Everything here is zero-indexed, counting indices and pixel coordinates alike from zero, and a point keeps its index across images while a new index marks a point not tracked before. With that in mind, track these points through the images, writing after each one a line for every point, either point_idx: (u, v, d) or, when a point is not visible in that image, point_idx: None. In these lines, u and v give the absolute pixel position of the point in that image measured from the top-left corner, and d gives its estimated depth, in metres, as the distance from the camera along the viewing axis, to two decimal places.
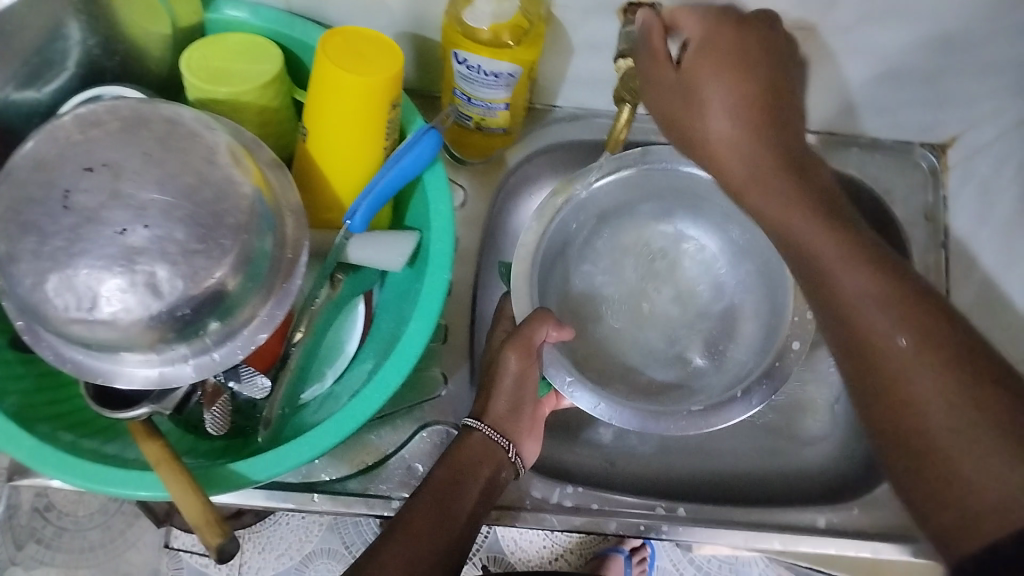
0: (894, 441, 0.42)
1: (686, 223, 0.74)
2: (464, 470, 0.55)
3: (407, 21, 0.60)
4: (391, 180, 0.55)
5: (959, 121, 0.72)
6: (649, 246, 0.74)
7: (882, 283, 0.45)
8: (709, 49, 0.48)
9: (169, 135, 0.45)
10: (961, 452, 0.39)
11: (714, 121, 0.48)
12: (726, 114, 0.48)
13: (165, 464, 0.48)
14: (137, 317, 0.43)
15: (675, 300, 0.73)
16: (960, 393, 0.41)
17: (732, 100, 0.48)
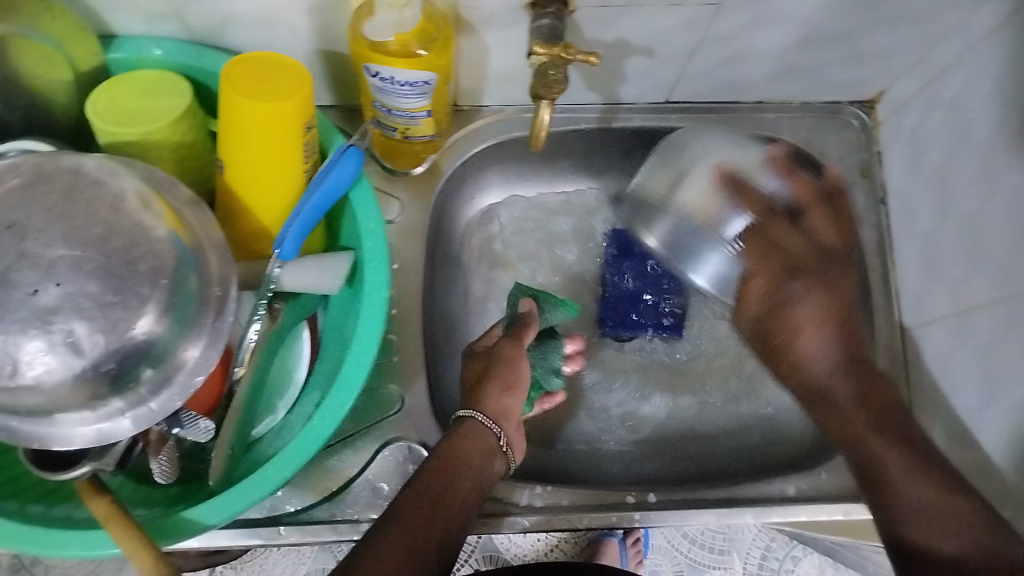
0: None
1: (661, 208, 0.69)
2: (459, 458, 0.54)
3: (316, 39, 0.59)
4: (317, 203, 0.54)
5: (883, 76, 0.72)
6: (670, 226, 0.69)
7: (906, 453, 0.51)
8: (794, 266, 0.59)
9: (72, 187, 0.44)
10: (936, 547, 0.47)
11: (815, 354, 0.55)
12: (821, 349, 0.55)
13: (114, 520, 0.47)
14: (61, 377, 0.42)
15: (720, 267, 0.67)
16: (963, 523, 0.47)
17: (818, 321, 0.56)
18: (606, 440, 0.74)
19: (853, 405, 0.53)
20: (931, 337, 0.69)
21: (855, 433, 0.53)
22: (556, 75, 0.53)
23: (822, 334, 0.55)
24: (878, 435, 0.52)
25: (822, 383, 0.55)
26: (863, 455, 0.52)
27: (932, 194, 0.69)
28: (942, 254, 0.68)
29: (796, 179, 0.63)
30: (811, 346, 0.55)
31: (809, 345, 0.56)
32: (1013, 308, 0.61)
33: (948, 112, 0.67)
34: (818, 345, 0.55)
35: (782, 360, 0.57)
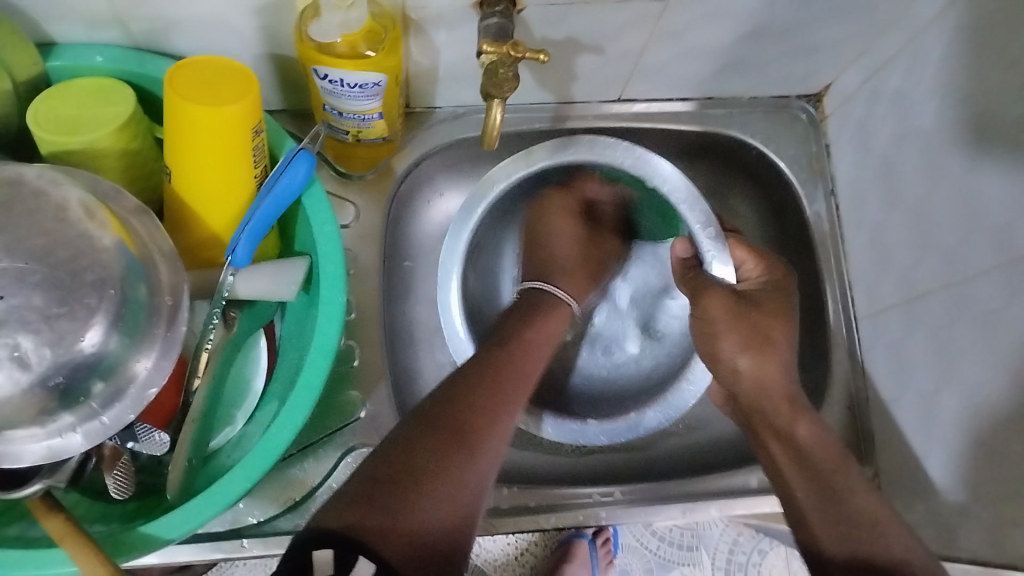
0: (824, 509, 0.54)
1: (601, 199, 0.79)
2: (479, 406, 0.51)
3: (261, 42, 0.58)
4: (269, 207, 0.53)
5: (828, 69, 0.73)
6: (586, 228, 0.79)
7: (855, 482, 0.55)
8: (776, 291, 0.66)
9: (13, 198, 0.43)
10: (876, 535, 0.52)
11: (742, 359, 0.62)
12: (749, 359, 0.61)
13: (69, 538, 0.46)
14: (8, 393, 0.41)
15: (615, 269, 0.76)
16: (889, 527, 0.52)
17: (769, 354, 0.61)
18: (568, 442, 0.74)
19: (784, 411, 0.59)
20: (884, 324, 0.70)
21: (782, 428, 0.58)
22: (506, 74, 0.53)
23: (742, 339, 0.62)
24: (804, 426, 0.58)
25: (751, 386, 0.61)
26: (808, 468, 0.56)
27: (880, 183, 0.71)
28: (893, 242, 0.69)
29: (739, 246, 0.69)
30: (735, 360, 0.62)
31: (743, 360, 0.61)
32: (962, 291, 0.62)
33: (893, 103, 0.68)
34: (754, 364, 0.61)
35: (721, 361, 0.63)
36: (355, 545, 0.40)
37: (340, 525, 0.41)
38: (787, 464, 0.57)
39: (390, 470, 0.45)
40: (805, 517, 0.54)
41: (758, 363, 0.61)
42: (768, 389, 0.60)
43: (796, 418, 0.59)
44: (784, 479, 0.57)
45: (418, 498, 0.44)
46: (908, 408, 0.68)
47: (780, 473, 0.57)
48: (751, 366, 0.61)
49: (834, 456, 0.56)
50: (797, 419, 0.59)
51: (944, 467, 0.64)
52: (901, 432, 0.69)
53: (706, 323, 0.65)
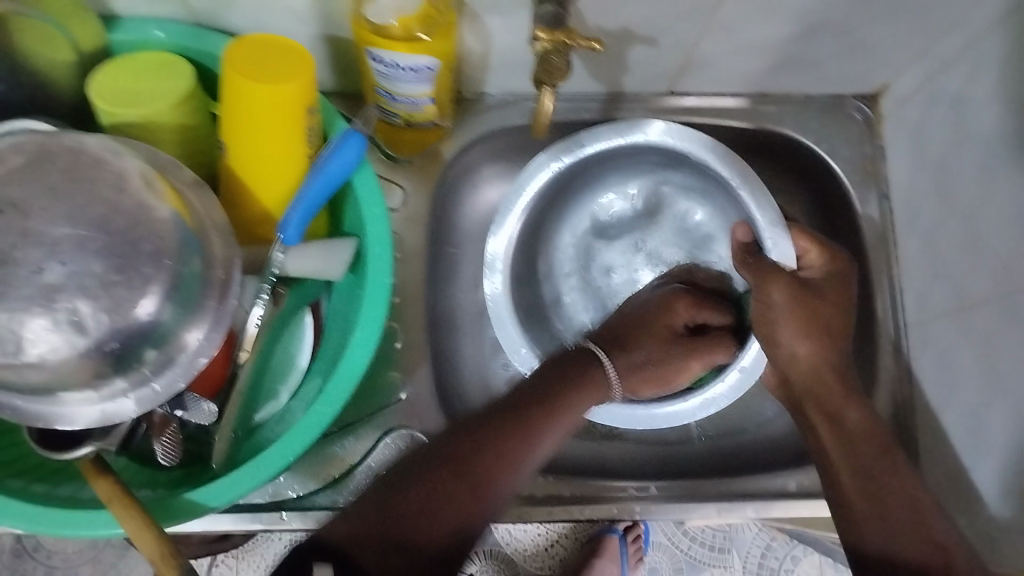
0: (876, 504, 0.58)
1: (636, 179, 0.75)
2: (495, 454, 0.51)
3: (317, 22, 0.59)
4: (320, 186, 0.54)
5: (886, 69, 0.72)
6: (619, 208, 0.76)
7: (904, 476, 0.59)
8: (836, 278, 0.65)
9: (76, 166, 0.44)
10: (906, 528, 0.57)
11: (802, 349, 0.63)
12: (806, 345, 0.63)
13: (117, 501, 0.47)
14: (65, 355, 0.42)
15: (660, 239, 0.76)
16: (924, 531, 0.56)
17: (814, 346, 0.63)
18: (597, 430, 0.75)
19: (838, 396, 0.62)
20: (933, 329, 0.69)
21: (836, 411, 0.61)
22: (558, 62, 0.54)
23: (799, 333, 0.63)
24: (856, 407, 0.61)
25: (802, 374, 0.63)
26: (859, 464, 0.59)
27: (935, 186, 0.69)
28: (946, 246, 0.68)
29: (799, 233, 0.66)
30: (794, 347, 0.63)
31: (800, 349, 0.63)
32: (1013, 300, 0.61)
33: (951, 105, 0.67)
34: (811, 354, 0.63)
35: (776, 347, 0.64)
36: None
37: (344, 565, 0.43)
38: (837, 461, 0.60)
39: (408, 506, 0.47)
40: (849, 512, 0.58)
41: (812, 350, 0.63)
42: (822, 373, 0.63)
43: (847, 404, 0.62)
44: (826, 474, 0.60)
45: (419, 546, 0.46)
46: (954, 417, 0.67)
47: (830, 468, 0.60)
48: (803, 354, 0.63)
49: (884, 450, 0.60)
50: (850, 406, 0.61)
51: (990, 478, 0.63)
52: (944, 439, 0.68)
53: (767, 309, 0.64)
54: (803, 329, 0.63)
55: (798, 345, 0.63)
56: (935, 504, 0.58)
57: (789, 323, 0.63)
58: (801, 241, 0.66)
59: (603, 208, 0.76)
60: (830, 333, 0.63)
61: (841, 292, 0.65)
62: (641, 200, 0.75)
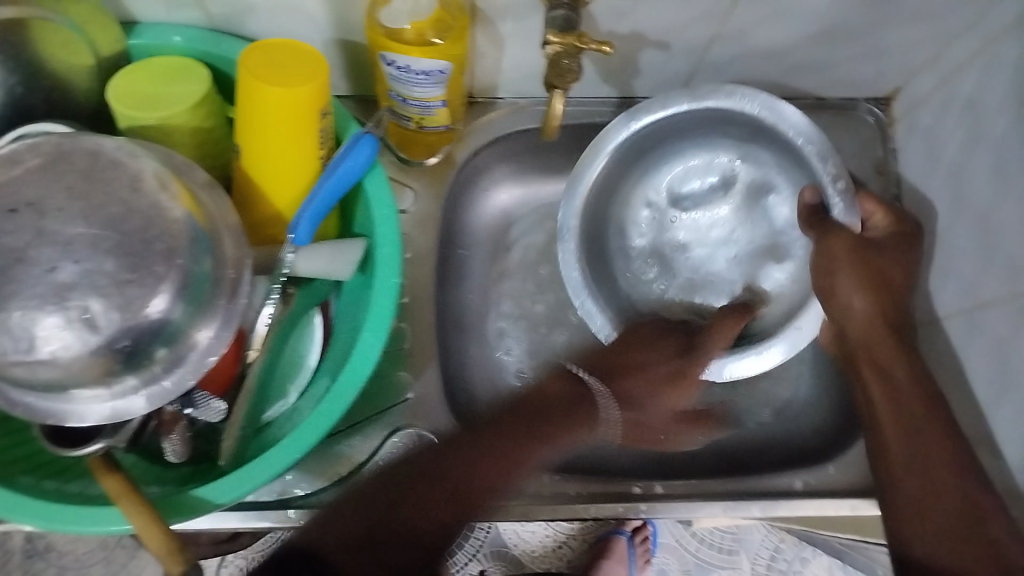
0: (915, 468, 0.60)
1: (723, 152, 0.71)
2: (476, 466, 0.52)
3: (332, 28, 0.59)
4: (332, 188, 0.54)
5: (899, 73, 0.72)
6: (701, 182, 0.72)
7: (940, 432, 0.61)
8: (899, 238, 0.66)
9: (91, 166, 0.45)
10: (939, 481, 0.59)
11: (856, 301, 0.64)
12: (862, 297, 0.64)
13: (125, 497, 0.48)
14: (77, 353, 0.43)
15: (732, 222, 0.72)
16: (961, 488, 0.59)
17: (867, 303, 0.64)
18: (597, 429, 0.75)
19: (890, 354, 0.64)
20: (945, 335, 0.69)
21: (884, 367, 0.64)
22: (569, 65, 0.54)
23: (856, 287, 0.64)
24: (902, 363, 0.64)
25: (855, 330, 0.65)
26: (903, 414, 0.62)
27: (947, 193, 0.69)
28: (957, 252, 0.68)
29: (869, 199, 0.67)
30: (852, 300, 0.64)
31: (857, 302, 0.64)
32: (1022, 307, 0.60)
33: (964, 110, 0.67)
34: (866, 305, 0.64)
35: (834, 300, 0.64)
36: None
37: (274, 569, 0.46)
38: (888, 421, 0.62)
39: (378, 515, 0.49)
40: (894, 481, 0.61)
41: (866, 304, 0.64)
42: (873, 331, 0.64)
43: (898, 364, 0.64)
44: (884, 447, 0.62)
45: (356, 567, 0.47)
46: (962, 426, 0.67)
47: (877, 427, 0.63)
48: (857, 313, 0.64)
49: (925, 399, 0.63)
50: (899, 364, 0.64)
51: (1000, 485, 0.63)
52: None
53: (826, 260, 0.64)
54: (857, 279, 0.64)
55: (853, 300, 0.64)
56: (979, 473, 0.60)
57: (849, 274, 0.64)
58: (868, 204, 0.67)
59: (683, 180, 0.72)
60: (881, 289, 0.64)
61: (901, 248, 0.66)
62: (718, 175, 0.71)
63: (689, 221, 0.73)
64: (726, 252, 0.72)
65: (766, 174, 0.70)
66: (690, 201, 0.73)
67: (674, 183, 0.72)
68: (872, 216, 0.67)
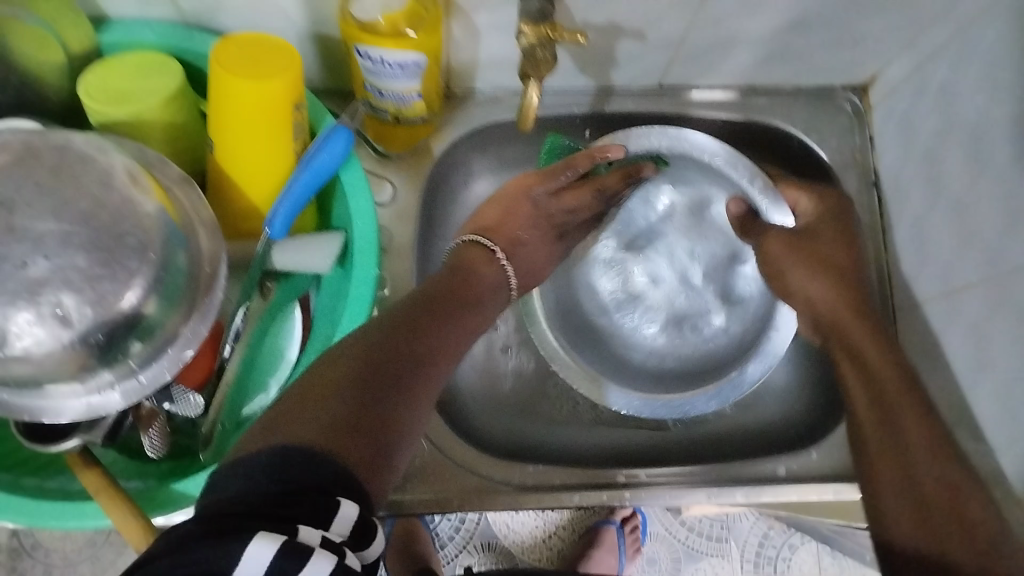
0: (890, 447, 0.55)
1: (657, 187, 0.75)
2: (417, 336, 0.49)
3: (306, 23, 0.59)
4: (307, 181, 0.54)
5: (875, 61, 0.72)
6: (645, 221, 0.76)
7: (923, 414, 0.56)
8: (835, 223, 0.68)
9: (61, 162, 0.45)
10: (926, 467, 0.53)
11: (812, 284, 0.65)
12: (815, 281, 0.65)
13: (103, 492, 0.48)
14: (50, 349, 0.43)
15: (688, 252, 0.76)
16: (952, 478, 0.53)
17: (822, 286, 0.65)
18: (584, 415, 0.76)
19: (859, 333, 0.62)
20: (923, 320, 0.69)
21: (855, 346, 0.61)
22: (543, 55, 0.54)
23: (810, 273, 0.65)
24: (877, 349, 0.61)
25: (821, 314, 0.64)
26: (879, 399, 0.58)
27: (922, 180, 0.70)
28: (933, 238, 0.68)
29: (787, 187, 0.70)
30: (808, 288, 0.65)
31: (811, 288, 0.65)
32: (996, 292, 0.61)
33: (938, 96, 0.67)
34: (822, 290, 0.65)
35: (790, 294, 0.66)
36: (361, 519, 0.37)
37: (297, 489, 0.35)
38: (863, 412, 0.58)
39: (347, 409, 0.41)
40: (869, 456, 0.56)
41: (820, 286, 0.65)
42: (836, 308, 0.64)
43: (869, 346, 0.61)
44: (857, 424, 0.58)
45: (357, 448, 0.39)
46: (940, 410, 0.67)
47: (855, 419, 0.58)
48: (811, 295, 0.65)
49: (887, 368, 0.59)
50: (871, 344, 0.61)
51: None
52: None
53: (772, 265, 0.67)
54: (802, 263, 0.66)
55: (810, 286, 0.65)
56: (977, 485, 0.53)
57: (795, 261, 0.66)
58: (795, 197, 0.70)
59: (629, 224, 0.76)
60: (833, 274, 0.65)
61: (839, 235, 0.67)
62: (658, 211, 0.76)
63: (651, 260, 0.77)
64: (693, 283, 0.76)
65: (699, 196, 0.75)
66: (640, 244, 0.77)
67: (626, 222, 0.76)
68: (806, 211, 0.69)
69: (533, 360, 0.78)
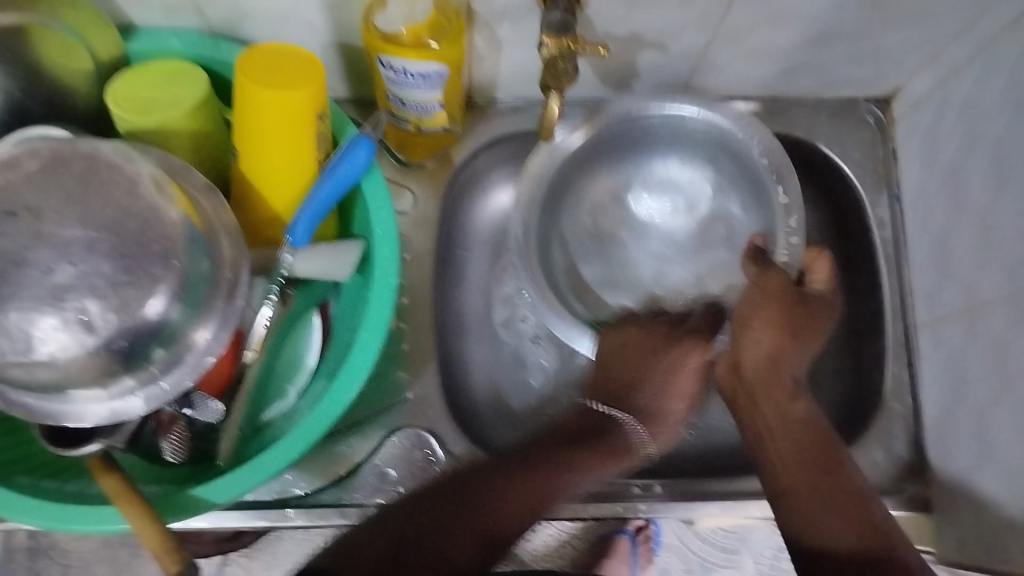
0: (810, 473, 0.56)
1: (698, 183, 0.73)
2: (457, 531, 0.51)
3: (329, 30, 0.60)
4: (329, 191, 0.55)
5: (898, 73, 0.72)
6: (665, 193, 0.74)
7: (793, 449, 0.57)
8: (809, 312, 0.61)
9: (88, 170, 0.45)
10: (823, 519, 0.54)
11: (756, 342, 0.59)
12: (767, 344, 0.59)
13: (123, 497, 0.48)
14: (74, 354, 0.43)
15: (670, 245, 0.73)
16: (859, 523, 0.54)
17: (765, 349, 0.59)
18: None
19: (780, 399, 0.59)
20: (939, 336, 0.69)
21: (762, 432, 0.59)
22: (564, 67, 0.54)
23: (768, 335, 0.59)
24: (774, 428, 0.59)
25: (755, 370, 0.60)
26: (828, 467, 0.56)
27: (944, 194, 0.69)
28: (954, 253, 0.68)
29: (822, 262, 0.64)
30: (759, 339, 0.59)
31: (757, 337, 0.60)
32: (1018, 310, 0.60)
33: (961, 112, 0.67)
34: (769, 343, 0.59)
35: (743, 328, 0.60)
36: None
37: None
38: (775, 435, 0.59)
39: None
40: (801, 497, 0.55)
41: (765, 344, 0.59)
42: (765, 376, 0.59)
43: (779, 407, 0.59)
44: (764, 446, 0.59)
45: None
46: None
47: (759, 439, 0.59)
48: (763, 345, 0.60)
49: (783, 435, 0.58)
50: (790, 425, 0.58)
51: None
52: None
53: (754, 297, 0.61)
54: (778, 313, 0.60)
55: (759, 337, 0.59)
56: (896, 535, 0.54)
57: (766, 310, 0.60)
58: (817, 264, 0.64)
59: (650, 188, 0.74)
60: (783, 325, 0.60)
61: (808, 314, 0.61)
62: (677, 200, 0.74)
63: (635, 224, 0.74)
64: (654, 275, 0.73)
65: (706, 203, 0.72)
66: (636, 207, 0.74)
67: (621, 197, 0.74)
68: (819, 275, 0.63)
69: (558, 361, 0.74)
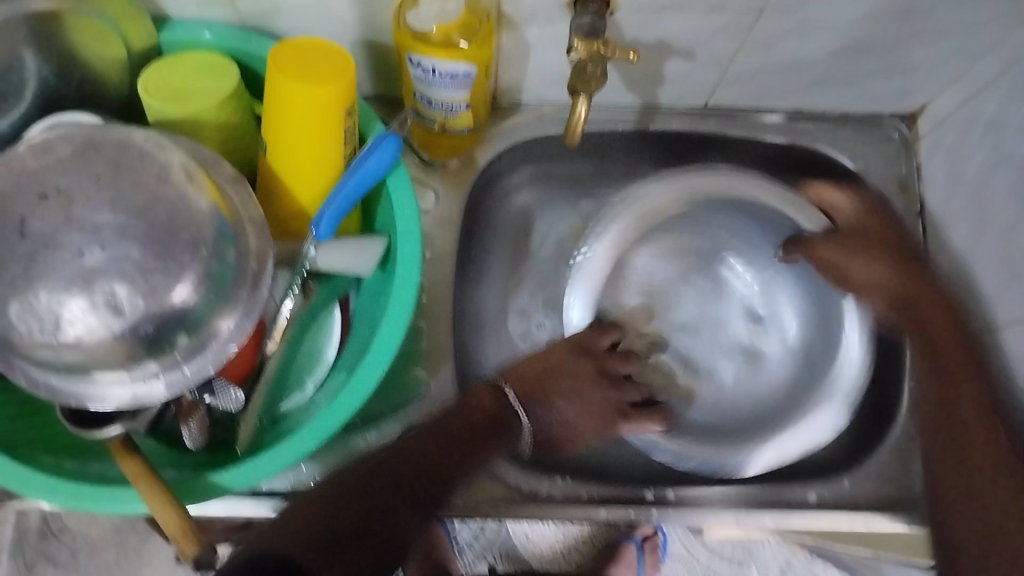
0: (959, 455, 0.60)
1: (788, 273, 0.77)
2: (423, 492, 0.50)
3: (359, 28, 0.60)
4: (355, 185, 0.55)
5: (925, 89, 0.72)
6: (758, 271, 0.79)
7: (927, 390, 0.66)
8: (865, 233, 0.72)
9: (120, 157, 0.46)
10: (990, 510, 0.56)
11: (871, 272, 0.71)
12: (873, 275, 0.71)
13: (143, 480, 0.49)
14: (101, 337, 0.44)
15: (744, 321, 0.79)
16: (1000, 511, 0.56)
17: (870, 274, 0.71)
18: None
19: (939, 318, 0.68)
20: None
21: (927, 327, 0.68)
22: (593, 71, 0.55)
23: (873, 266, 0.72)
24: (923, 354, 0.67)
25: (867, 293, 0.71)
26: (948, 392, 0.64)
27: (970, 210, 0.69)
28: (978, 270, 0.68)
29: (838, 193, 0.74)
30: (867, 274, 0.71)
31: (860, 274, 0.72)
32: None
33: (988, 129, 0.67)
34: (867, 272, 0.72)
35: (836, 271, 0.72)
36: None
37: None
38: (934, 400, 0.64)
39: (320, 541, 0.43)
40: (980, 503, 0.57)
41: (880, 272, 0.71)
42: (895, 293, 0.71)
43: (946, 320, 0.68)
44: (921, 383, 0.66)
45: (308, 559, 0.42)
46: None
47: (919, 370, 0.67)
48: (873, 282, 0.71)
49: (948, 338, 0.67)
50: (918, 304, 0.69)
51: None
52: None
53: (832, 264, 0.72)
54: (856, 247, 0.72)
55: (875, 272, 0.71)
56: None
57: (853, 256, 0.72)
58: (827, 195, 0.74)
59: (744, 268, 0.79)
60: (888, 274, 0.71)
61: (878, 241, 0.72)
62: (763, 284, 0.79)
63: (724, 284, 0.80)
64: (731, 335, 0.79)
65: (781, 303, 0.79)
66: (729, 271, 0.80)
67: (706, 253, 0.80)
68: (840, 203, 0.73)
69: None
